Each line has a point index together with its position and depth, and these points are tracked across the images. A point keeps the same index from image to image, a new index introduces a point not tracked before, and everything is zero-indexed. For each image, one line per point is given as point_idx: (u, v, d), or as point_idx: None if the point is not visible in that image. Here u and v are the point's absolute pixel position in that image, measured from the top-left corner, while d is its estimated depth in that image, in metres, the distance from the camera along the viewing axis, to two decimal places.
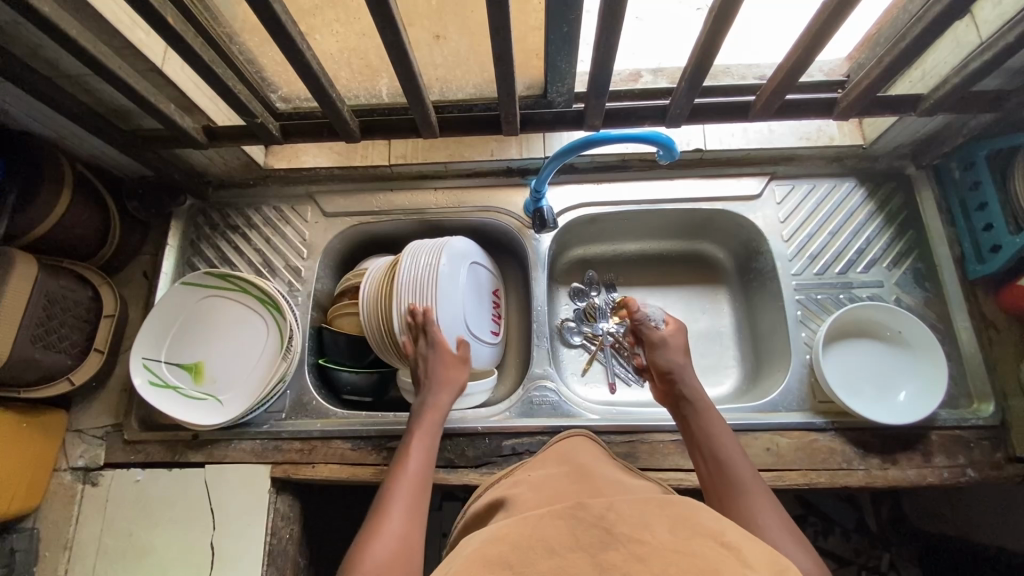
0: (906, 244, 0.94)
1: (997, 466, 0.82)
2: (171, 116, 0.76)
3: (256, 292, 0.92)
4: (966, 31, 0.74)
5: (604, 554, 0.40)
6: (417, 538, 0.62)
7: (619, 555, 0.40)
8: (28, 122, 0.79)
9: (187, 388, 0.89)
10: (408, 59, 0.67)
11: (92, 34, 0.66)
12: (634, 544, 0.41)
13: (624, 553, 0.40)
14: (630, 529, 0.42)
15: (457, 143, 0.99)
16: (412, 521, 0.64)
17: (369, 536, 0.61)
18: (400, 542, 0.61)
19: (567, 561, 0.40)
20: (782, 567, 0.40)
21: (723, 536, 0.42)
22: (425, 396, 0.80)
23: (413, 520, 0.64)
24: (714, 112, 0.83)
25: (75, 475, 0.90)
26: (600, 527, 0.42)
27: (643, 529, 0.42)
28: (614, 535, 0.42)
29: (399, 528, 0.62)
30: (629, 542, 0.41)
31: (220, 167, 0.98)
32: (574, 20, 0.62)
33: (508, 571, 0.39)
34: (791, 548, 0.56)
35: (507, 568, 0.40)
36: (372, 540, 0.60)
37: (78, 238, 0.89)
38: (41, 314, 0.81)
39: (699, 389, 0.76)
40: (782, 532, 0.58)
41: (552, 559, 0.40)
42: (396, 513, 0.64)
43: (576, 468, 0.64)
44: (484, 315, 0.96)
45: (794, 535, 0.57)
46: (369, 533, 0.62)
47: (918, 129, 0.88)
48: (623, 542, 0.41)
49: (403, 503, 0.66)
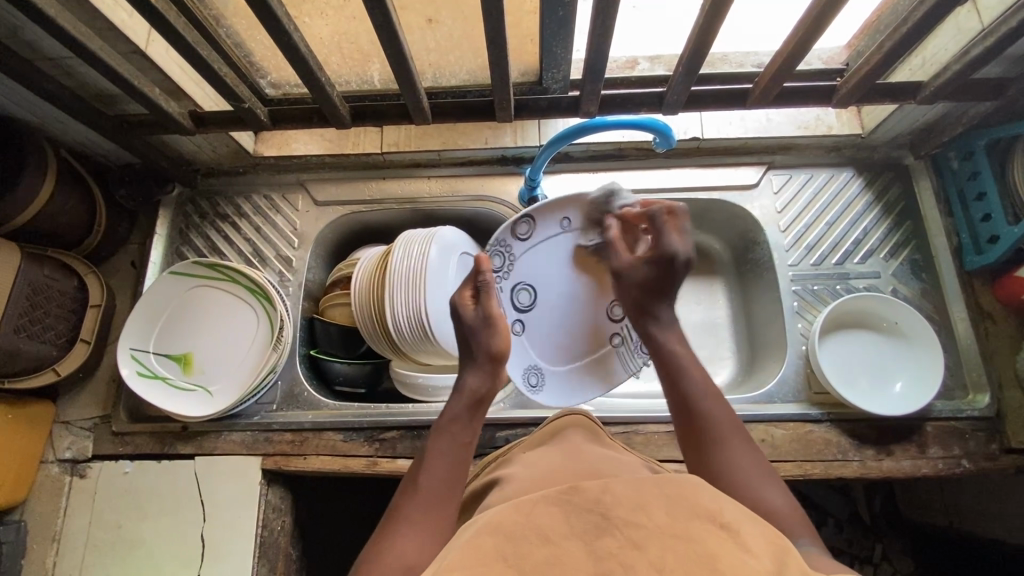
0: (904, 234, 0.94)
1: (992, 457, 0.82)
2: (157, 101, 0.75)
3: (244, 281, 0.90)
4: (968, 16, 0.73)
5: (599, 542, 0.39)
6: (430, 558, 0.52)
7: (615, 543, 0.39)
8: (10, 106, 0.77)
9: (175, 379, 0.88)
10: (398, 42, 0.65)
11: (73, 16, 0.64)
12: (630, 529, 0.40)
13: (620, 539, 0.39)
14: (624, 512, 0.41)
15: (451, 131, 0.97)
16: (425, 537, 0.54)
17: (377, 559, 0.52)
18: (413, 565, 0.51)
19: (563, 552, 0.39)
20: (783, 549, 0.39)
21: (721, 516, 0.41)
22: (461, 373, 0.70)
23: (429, 525, 0.56)
24: (713, 99, 0.81)
25: (62, 467, 0.88)
26: (596, 512, 0.41)
27: (639, 512, 0.41)
28: (610, 520, 0.41)
29: (407, 547, 0.53)
30: (626, 528, 0.40)
31: (209, 154, 0.96)
32: (570, 3, 0.61)
33: (503, 565, 0.38)
34: (772, 492, 0.55)
35: (502, 563, 0.38)
36: (377, 562, 0.51)
37: (62, 226, 0.87)
38: (23, 303, 0.79)
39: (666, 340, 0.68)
40: (757, 473, 0.57)
41: (546, 551, 0.39)
42: (409, 528, 0.55)
43: (570, 447, 0.63)
44: (542, 289, 0.86)
45: (768, 474, 0.57)
46: (375, 555, 0.52)
47: (918, 117, 0.87)
48: (619, 527, 0.40)
49: (421, 519, 0.56)
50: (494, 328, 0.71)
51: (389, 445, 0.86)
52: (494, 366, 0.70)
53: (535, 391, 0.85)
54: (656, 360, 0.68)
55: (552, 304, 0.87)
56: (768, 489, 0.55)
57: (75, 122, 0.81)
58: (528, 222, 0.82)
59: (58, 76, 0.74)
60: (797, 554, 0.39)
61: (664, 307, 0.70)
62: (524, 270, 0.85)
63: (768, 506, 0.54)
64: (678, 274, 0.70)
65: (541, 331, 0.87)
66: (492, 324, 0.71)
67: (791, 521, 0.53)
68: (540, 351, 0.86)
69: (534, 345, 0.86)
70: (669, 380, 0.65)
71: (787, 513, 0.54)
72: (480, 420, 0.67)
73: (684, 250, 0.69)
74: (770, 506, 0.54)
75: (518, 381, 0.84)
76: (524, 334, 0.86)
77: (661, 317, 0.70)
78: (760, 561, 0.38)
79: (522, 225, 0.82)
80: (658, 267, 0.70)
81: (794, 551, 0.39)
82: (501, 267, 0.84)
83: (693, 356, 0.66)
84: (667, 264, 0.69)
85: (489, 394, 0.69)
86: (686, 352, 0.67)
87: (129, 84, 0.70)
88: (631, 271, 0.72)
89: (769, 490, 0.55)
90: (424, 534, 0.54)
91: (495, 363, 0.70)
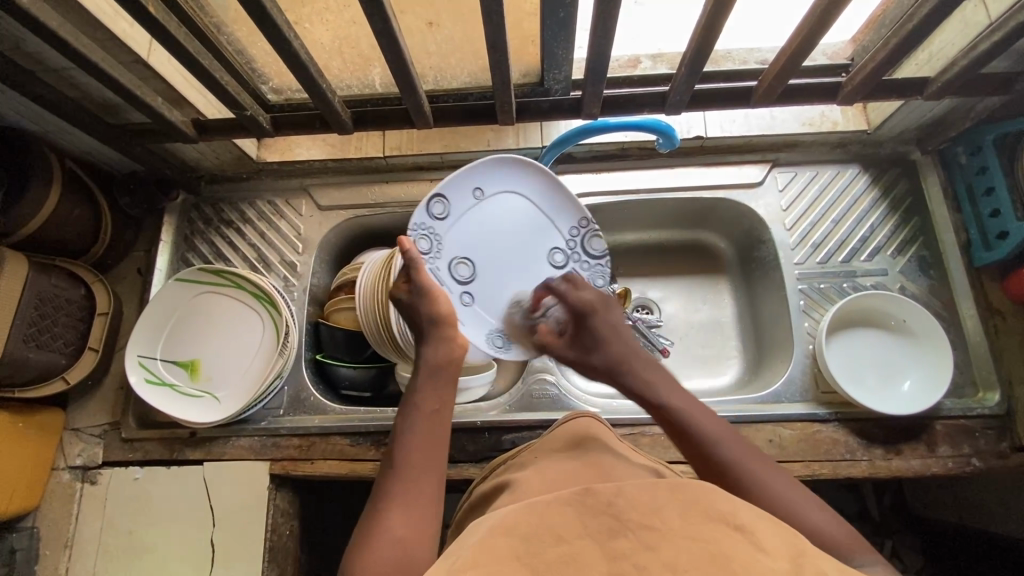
0: (912, 230, 0.93)
1: (1003, 456, 0.82)
2: (160, 110, 0.75)
3: (250, 287, 0.91)
4: (975, 10, 0.72)
5: (612, 543, 0.40)
6: (422, 535, 0.53)
7: (628, 544, 0.39)
8: (15, 117, 0.78)
9: (183, 385, 0.88)
10: (398, 48, 0.65)
11: (74, 27, 0.64)
12: (642, 531, 0.40)
13: (633, 541, 0.39)
14: (639, 516, 0.41)
15: (453, 134, 0.97)
16: (411, 511, 0.55)
17: (366, 538, 0.52)
18: (403, 540, 0.52)
19: (575, 549, 0.39)
20: (799, 550, 0.39)
21: (735, 518, 0.41)
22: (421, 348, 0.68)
23: (417, 507, 0.55)
24: (716, 98, 0.81)
25: (73, 474, 0.89)
26: (608, 514, 0.41)
27: (653, 514, 0.41)
28: (622, 522, 0.41)
29: (400, 525, 0.53)
30: (637, 529, 0.40)
31: (212, 161, 0.96)
32: (571, 4, 0.60)
33: (517, 564, 0.39)
34: (809, 511, 0.54)
35: (517, 562, 0.39)
36: (373, 542, 0.52)
37: (69, 236, 0.88)
38: (32, 313, 0.80)
39: (630, 354, 0.71)
40: (798, 494, 0.55)
41: (560, 547, 0.40)
42: (392, 503, 0.55)
43: (581, 453, 0.62)
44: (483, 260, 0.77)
45: (806, 496, 0.55)
46: (366, 532, 0.53)
47: (924, 112, 0.86)
48: (633, 529, 0.40)
49: (403, 492, 0.56)
50: (432, 297, 0.68)
51: None
52: (450, 332, 0.68)
53: (506, 349, 0.79)
54: (657, 415, 0.65)
55: (499, 259, 0.78)
56: (810, 509, 0.54)
57: (80, 131, 0.82)
58: (441, 200, 0.73)
59: (62, 87, 0.75)
60: (810, 553, 0.39)
61: (613, 355, 0.71)
62: (457, 243, 0.75)
63: (819, 535, 0.52)
64: (598, 321, 0.73)
65: (493, 291, 0.78)
66: (430, 294, 0.68)
67: (847, 543, 0.52)
68: (500, 312, 0.79)
69: (492, 308, 0.78)
70: (674, 429, 0.63)
71: (841, 538, 0.52)
72: (451, 389, 0.66)
73: (593, 299, 0.75)
74: (812, 527, 0.52)
75: (485, 346, 0.77)
76: (477, 303, 0.77)
77: (629, 364, 0.70)
78: (771, 562, 0.37)
79: (434, 205, 0.73)
80: (582, 333, 0.74)
81: (804, 550, 0.39)
82: (430, 250, 0.74)
83: (687, 397, 0.65)
84: (579, 317, 0.74)
85: (451, 362, 0.67)
86: (681, 399, 0.65)
87: (131, 93, 0.70)
88: (577, 354, 0.73)
89: (809, 510, 0.54)
90: (412, 508, 0.55)
91: (442, 329, 0.68)
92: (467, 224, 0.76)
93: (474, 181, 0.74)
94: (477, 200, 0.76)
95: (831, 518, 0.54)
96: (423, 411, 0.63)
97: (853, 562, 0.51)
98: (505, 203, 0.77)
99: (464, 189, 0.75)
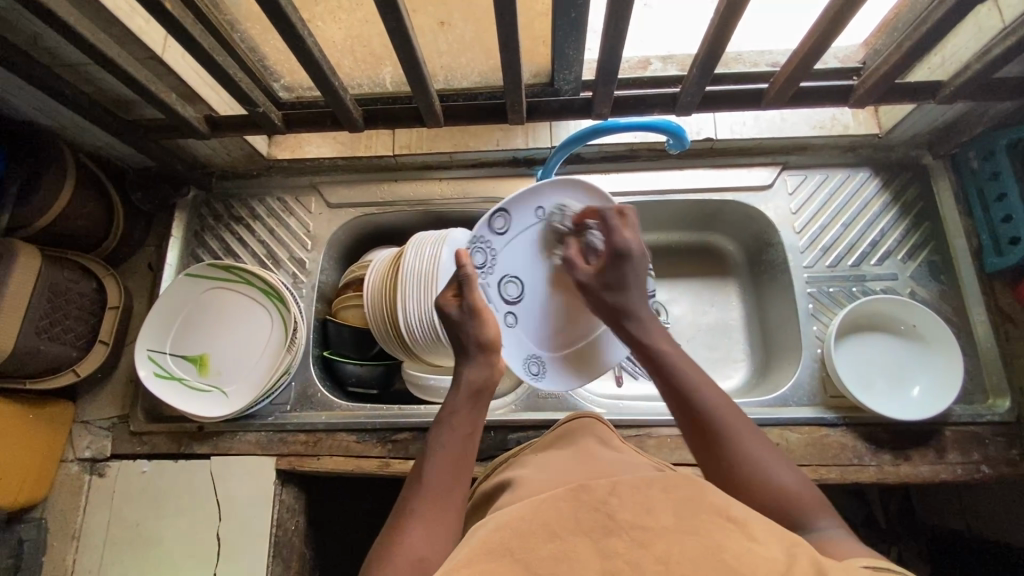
0: (923, 235, 0.92)
1: (1013, 463, 0.81)
2: (174, 106, 0.76)
3: (259, 283, 0.91)
4: (989, 14, 0.72)
5: (607, 540, 0.39)
6: (440, 550, 0.53)
7: (623, 543, 0.39)
8: (30, 112, 0.79)
9: (192, 379, 0.89)
10: (411, 47, 0.65)
11: (90, 23, 0.65)
12: (636, 529, 0.39)
13: (626, 540, 0.39)
14: (632, 516, 0.40)
15: (463, 133, 0.98)
16: (434, 530, 0.55)
17: (386, 552, 0.52)
18: (423, 556, 0.51)
19: (568, 546, 0.39)
20: (799, 545, 0.39)
21: (728, 510, 0.41)
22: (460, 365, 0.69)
23: (438, 524, 0.55)
24: (727, 99, 0.80)
25: (82, 466, 0.90)
26: (601, 512, 0.41)
27: (645, 514, 0.40)
28: (616, 521, 0.40)
29: (419, 540, 0.53)
30: (631, 528, 0.40)
31: (223, 157, 0.97)
32: (582, 3, 0.60)
33: (510, 560, 0.38)
34: (776, 468, 0.55)
35: (508, 557, 0.39)
36: (391, 556, 0.52)
37: (81, 230, 0.88)
38: (45, 305, 0.81)
39: (642, 302, 0.69)
40: (767, 452, 0.56)
41: (552, 545, 0.39)
42: (414, 521, 0.55)
43: (584, 451, 0.62)
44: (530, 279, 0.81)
45: (777, 453, 0.57)
46: (384, 547, 0.53)
47: (937, 116, 0.86)
48: (626, 528, 0.40)
49: (429, 510, 0.56)
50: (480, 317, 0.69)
51: (402, 446, 0.87)
52: (489, 354, 0.69)
53: (540, 378, 0.81)
54: (646, 361, 0.65)
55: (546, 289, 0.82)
56: (779, 468, 0.55)
57: (93, 127, 0.82)
58: (503, 215, 0.76)
59: (77, 82, 0.75)
60: (808, 547, 0.39)
61: (629, 297, 0.69)
62: (509, 262, 0.79)
63: (781, 487, 0.54)
64: (633, 263, 0.69)
65: (537, 319, 0.82)
66: (480, 313, 0.69)
67: (810, 502, 0.53)
68: (539, 340, 0.82)
69: (531, 334, 0.82)
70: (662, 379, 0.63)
71: (804, 497, 0.53)
72: (483, 410, 0.67)
73: (635, 243, 0.70)
74: (775, 482, 0.54)
75: (519, 370, 0.80)
76: (518, 326, 0.81)
77: (635, 310, 0.68)
78: (775, 559, 0.37)
79: (498, 219, 0.76)
80: (610, 268, 0.70)
81: (804, 544, 0.39)
82: (483, 263, 0.77)
83: (680, 350, 0.65)
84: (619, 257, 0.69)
85: (489, 385, 0.68)
86: (675, 349, 0.65)
87: (144, 89, 0.71)
88: (597, 283, 0.70)
89: (777, 467, 0.55)
90: (434, 529, 0.55)
91: (489, 351, 0.69)
92: (518, 246, 0.79)
93: (535, 203, 0.78)
94: (537, 219, 0.79)
95: (796, 476, 0.55)
96: (455, 433, 0.63)
97: (809, 527, 0.51)
98: (563, 228, 0.80)
99: (528, 209, 0.78)
